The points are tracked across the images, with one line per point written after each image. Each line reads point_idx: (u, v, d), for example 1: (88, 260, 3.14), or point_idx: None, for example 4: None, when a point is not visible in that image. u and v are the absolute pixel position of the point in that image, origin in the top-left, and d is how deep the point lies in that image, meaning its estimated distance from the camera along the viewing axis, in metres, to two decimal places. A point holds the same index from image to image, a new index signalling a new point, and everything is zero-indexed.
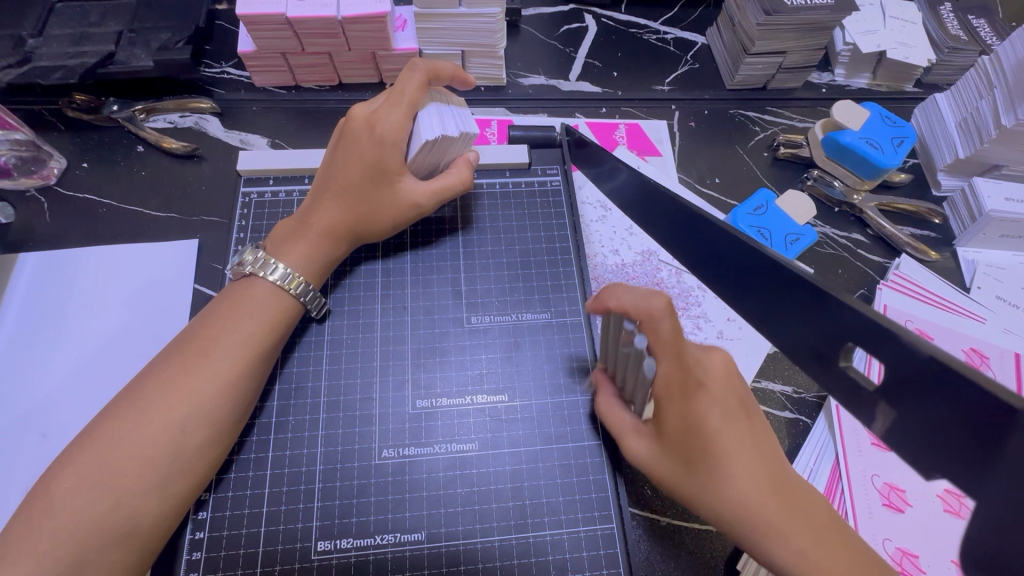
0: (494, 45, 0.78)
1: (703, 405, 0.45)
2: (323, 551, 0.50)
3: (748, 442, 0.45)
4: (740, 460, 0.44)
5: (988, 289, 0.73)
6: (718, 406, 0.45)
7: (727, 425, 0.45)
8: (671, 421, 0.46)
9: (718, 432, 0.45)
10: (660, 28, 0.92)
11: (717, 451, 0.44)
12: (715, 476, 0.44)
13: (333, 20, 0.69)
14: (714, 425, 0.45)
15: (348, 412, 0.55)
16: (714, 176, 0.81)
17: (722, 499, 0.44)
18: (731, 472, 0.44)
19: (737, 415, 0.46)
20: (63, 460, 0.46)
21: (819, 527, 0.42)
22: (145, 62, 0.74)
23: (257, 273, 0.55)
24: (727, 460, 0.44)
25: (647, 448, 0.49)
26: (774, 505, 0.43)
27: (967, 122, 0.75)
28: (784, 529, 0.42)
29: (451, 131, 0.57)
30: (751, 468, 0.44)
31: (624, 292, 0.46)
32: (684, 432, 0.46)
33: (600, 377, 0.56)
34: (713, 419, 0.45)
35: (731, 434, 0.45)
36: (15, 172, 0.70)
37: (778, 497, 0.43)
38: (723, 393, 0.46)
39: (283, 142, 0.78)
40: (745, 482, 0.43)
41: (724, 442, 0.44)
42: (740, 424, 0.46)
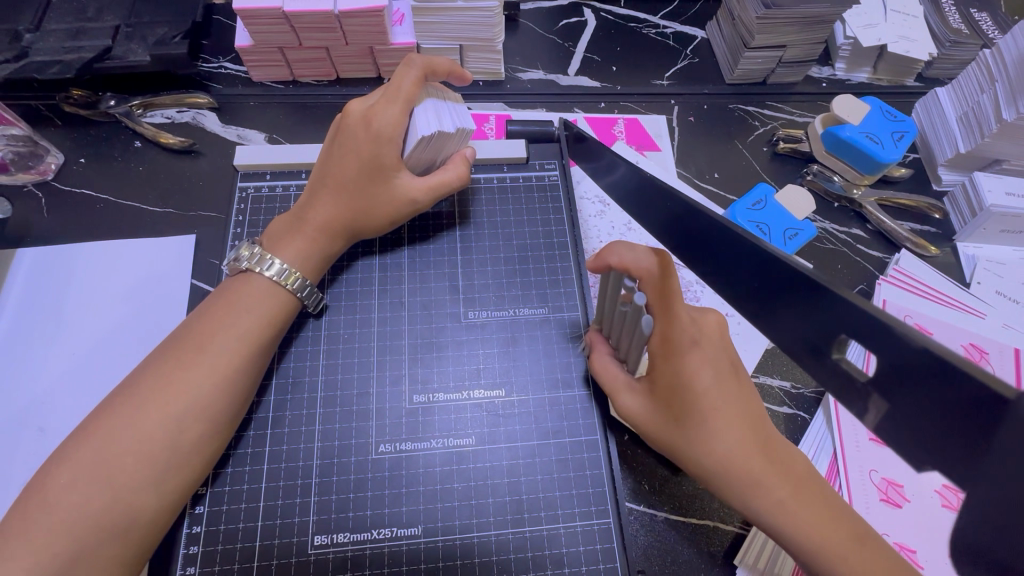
0: (493, 40, 0.77)
1: (695, 361, 0.45)
2: (320, 545, 0.50)
3: (740, 400, 0.45)
4: (730, 417, 0.44)
5: (989, 284, 0.73)
6: (712, 364, 0.46)
7: (718, 384, 0.45)
8: (663, 376, 0.47)
9: (710, 390, 0.45)
10: (659, 22, 0.92)
11: (706, 405, 0.45)
12: (703, 429, 0.44)
13: (330, 14, 0.69)
14: (706, 382, 0.45)
15: (345, 407, 0.55)
16: (713, 171, 0.81)
17: (710, 453, 0.44)
18: (721, 428, 0.44)
19: (730, 376, 0.46)
20: (61, 455, 0.46)
21: (800, 484, 0.43)
22: (142, 57, 0.74)
23: (253, 268, 0.55)
24: (716, 415, 0.44)
25: (639, 404, 0.50)
26: (759, 460, 0.43)
27: (967, 117, 0.75)
28: (766, 482, 0.42)
29: (447, 128, 0.57)
30: (740, 428, 0.44)
31: (626, 253, 0.48)
32: (674, 387, 0.46)
33: (594, 337, 0.57)
34: (705, 374, 0.45)
35: (723, 393, 0.45)
36: (12, 167, 0.70)
37: (767, 457, 0.43)
38: (718, 352, 0.46)
39: (281, 137, 0.77)
40: (733, 438, 0.44)
41: (713, 398, 0.45)
42: (734, 384, 0.46)
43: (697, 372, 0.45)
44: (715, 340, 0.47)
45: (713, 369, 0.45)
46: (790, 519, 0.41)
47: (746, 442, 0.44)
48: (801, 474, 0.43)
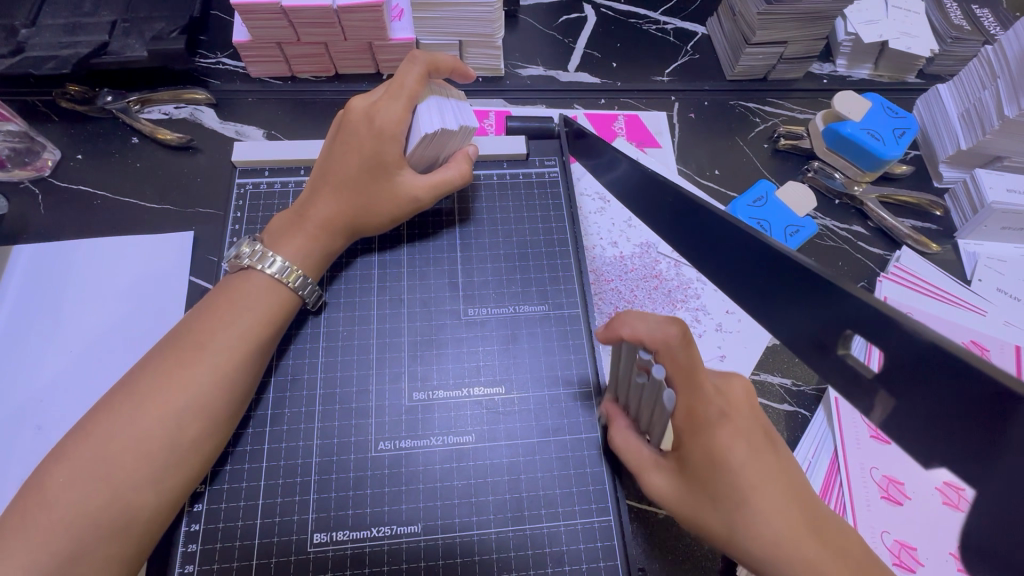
0: (492, 35, 0.77)
1: (725, 436, 0.43)
2: (320, 543, 0.49)
3: (778, 477, 0.42)
4: (772, 496, 0.41)
5: (989, 281, 0.73)
6: (742, 438, 0.43)
7: (753, 459, 0.43)
8: (693, 454, 0.44)
9: (745, 466, 0.42)
10: (659, 18, 0.91)
11: (746, 486, 0.42)
12: (745, 512, 0.41)
13: (329, 9, 0.68)
14: (739, 459, 0.42)
15: (344, 404, 0.55)
16: (714, 168, 0.80)
17: (757, 540, 0.41)
18: (763, 508, 0.41)
19: (763, 449, 0.44)
20: (59, 453, 0.46)
21: (865, 569, 0.39)
22: (139, 52, 0.73)
23: (254, 266, 0.55)
24: (756, 495, 0.41)
25: (669, 482, 0.47)
26: (811, 543, 0.40)
27: (969, 114, 0.75)
28: (827, 570, 0.38)
29: (451, 125, 0.56)
30: (784, 508, 0.41)
31: (640, 322, 0.47)
32: (707, 466, 0.43)
33: (611, 408, 0.54)
34: (737, 450, 0.43)
35: (759, 468, 0.42)
36: (9, 163, 0.70)
37: (819, 540, 0.40)
38: (747, 426, 0.44)
39: (279, 134, 0.77)
40: (778, 522, 0.40)
41: (750, 477, 0.42)
42: (769, 458, 0.43)
43: (730, 447, 0.43)
44: (741, 412, 0.45)
45: (745, 444, 0.43)
46: None
47: (794, 523, 0.40)
48: (866, 560, 0.39)
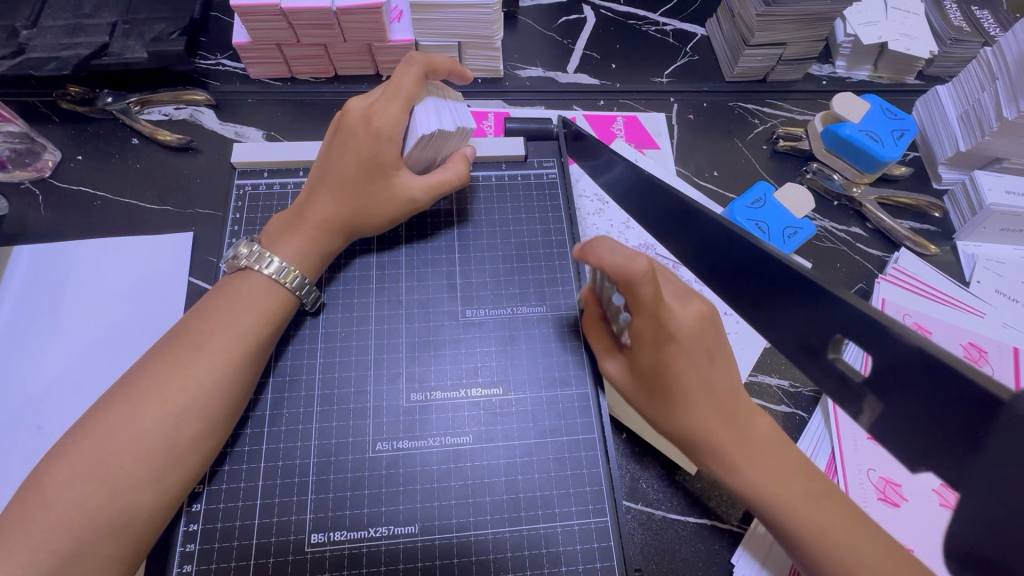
0: (491, 37, 0.77)
1: (670, 352, 0.48)
2: (317, 543, 0.50)
3: (714, 378, 0.49)
4: (704, 396, 0.49)
5: (988, 283, 0.73)
6: (690, 350, 0.48)
7: (691, 370, 0.48)
8: (642, 359, 0.51)
9: (682, 376, 0.48)
10: (659, 19, 0.91)
11: (681, 388, 0.49)
12: (672, 410, 0.50)
13: (328, 11, 0.68)
14: (682, 366, 0.48)
15: (342, 405, 0.55)
16: (712, 169, 0.81)
17: (682, 425, 0.50)
18: (688, 409, 0.49)
19: (708, 358, 0.49)
20: (57, 452, 0.46)
21: (761, 451, 0.48)
22: (139, 54, 0.74)
23: (251, 266, 0.55)
24: (685, 398, 0.49)
25: (623, 372, 0.54)
26: (723, 433, 0.48)
27: (968, 116, 0.75)
28: (729, 453, 0.48)
29: (448, 126, 0.56)
30: (711, 405, 0.48)
31: (607, 247, 0.44)
32: (653, 372, 0.50)
33: (589, 298, 0.58)
34: (683, 360, 0.48)
35: (695, 378, 0.48)
36: (9, 164, 0.70)
37: (736, 428, 0.48)
38: (699, 338, 0.48)
39: (279, 135, 0.77)
40: (703, 415, 0.49)
41: (684, 385, 0.48)
42: (711, 363, 0.49)
43: (671, 360, 0.48)
44: (698, 322, 0.48)
45: (691, 357, 0.48)
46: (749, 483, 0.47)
47: (715, 417, 0.48)
48: (767, 441, 0.49)
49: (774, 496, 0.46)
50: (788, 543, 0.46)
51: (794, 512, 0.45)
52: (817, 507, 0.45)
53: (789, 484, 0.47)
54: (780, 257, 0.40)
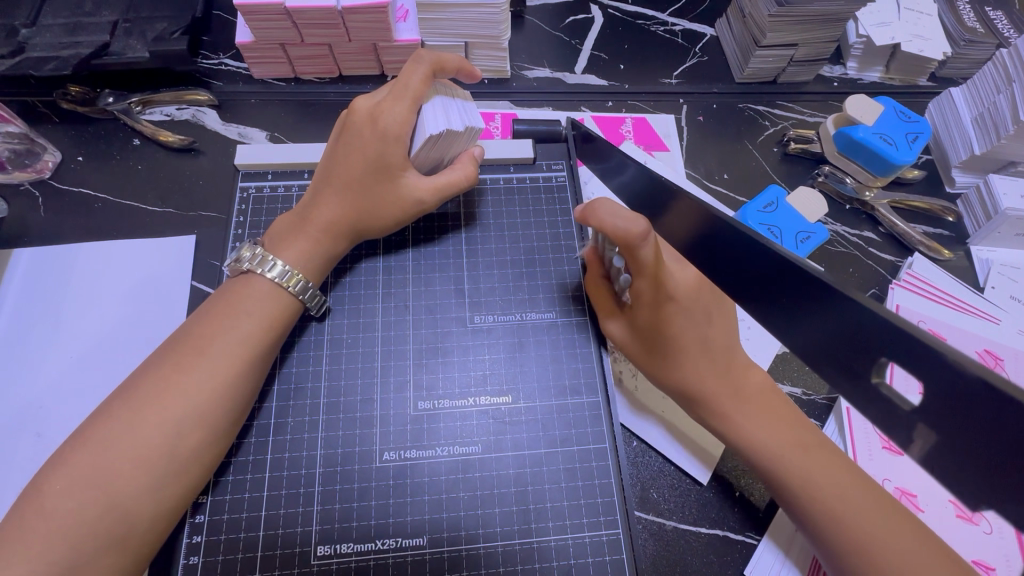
0: (499, 37, 0.76)
1: (669, 311, 0.56)
2: (324, 555, 0.49)
3: (709, 336, 0.57)
4: (700, 352, 0.56)
5: (1003, 289, 0.71)
6: (688, 310, 0.56)
7: (686, 328, 0.56)
8: (645, 320, 0.57)
9: (678, 333, 0.56)
10: (668, 19, 0.90)
11: (681, 345, 0.56)
12: (671, 365, 0.56)
13: (333, 10, 0.67)
14: (681, 324, 0.56)
15: (349, 413, 0.54)
16: (722, 172, 0.79)
17: (681, 380, 0.56)
18: (685, 363, 0.56)
19: (702, 318, 0.57)
20: (57, 462, 0.45)
21: (751, 400, 0.55)
22: (141, 53, 0.72)
23: (255, 271, 0.54)
24: (682, 353, 0.56)
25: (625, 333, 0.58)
26: (717, 385, 0.55)
27: (983, 118, 0.73)
28: (723, 402, 0.55)
29: (457, 126, 0.55)
30: (706, 360, 0.56)
31: (613, 212, 0.53)
32: (655, 331, 0.57)
33: (590, 256, 0.61)
34: (682, 318, 0.56)
35: (689, 335, 0.56)
36: (8, 165, 0.69)
37: (728, 382, 0.55)
38: (694, 300, 0.57)
39: (283, 136, 0.76)
40: (700, 369, 0.56)
41: (680, 341, 0.56)
42: (706, 323, 0.57)
43: (669, 318, 0.56)
44: (693, 286, 0.57)
45: (688, 317, 0.56)
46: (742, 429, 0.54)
47: (710, 371, 0.56)
48: (756, 394, 0.56)
49: (766, 439, 0.53)
50: (776, 486, 0.52)
51: (779, 455, 0.52)
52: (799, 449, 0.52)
53: (774, 429, 0.53)
54: (802, 266, 0.39)
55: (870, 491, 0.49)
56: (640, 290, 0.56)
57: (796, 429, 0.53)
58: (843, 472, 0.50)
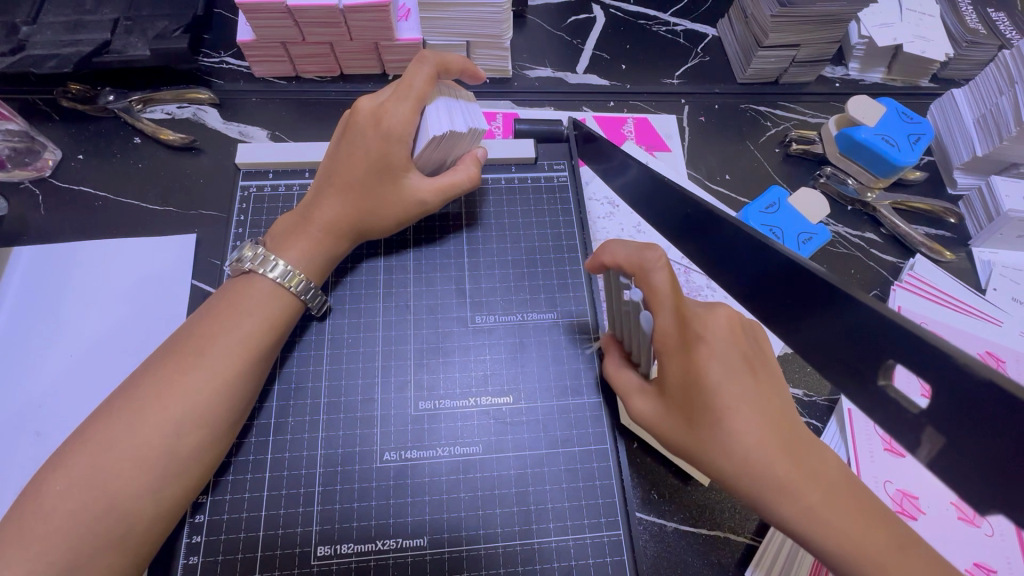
0: (500, 36, 0.76)
1: (706, 360, 0.43)
2: (324, 556, 0.48)
3: (761, 395, 0.43)
4: (753, 418, 0.42)
5: (1004, 290, 0.71)
6: (727, 360, 0.43)
7: (731, 383, 0.42)
8: (674, 373, 0.45)
9: (724, 390, 0.42)
10: (669, 19, 0.90)
11: (726, 407, 0.42)
12: (720, 435, 0.42)
13: (335, 9, 0.67)
14: (723, 379, 0.42)
15: (349, 413, 0.54)
16: (724, 172, 0.79)
17: (731, 458, 0.41)
18: (737, 430, 0.41)
19: (748, 369, 0.43)
20: (56, 461, 0.45)
21: (829, 485, 0.40)
22: (142, 51, 0.72)
23: (257, 270, 0.54)
24: (731, 418, 0.42)
25: (650, 406, 0.48)
26: (783, 463, 0.41)
27: (985, 119, 0.73)
28: (794, 487, 0.40)
29: (462, 128, 0.55)
30: (763, 428, 0.41)
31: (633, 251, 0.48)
32: (691, 388, 0.44)
33: (608, 341, 0.56)
34: (722, 371, 0.43)
35: (738, 391, 0.42)
36: (9, 163, 0.68)
37: (796, 460, 0.41)
38: (734, 346, 0.44)
39: (284, 135, 0.76)
40: (757, 443, 0.41)
41: (727, 401, 0.42)
42: (753, 377, 0.43)
43: (708, 370, 0.43)
44: (730, 328, 0.45)
45: (730, 366, 0.43)
46: (823, 526, 0.39)
47: (771, 444, 0.41)
48: (832, 475, 0.41)
49: (850, 539, 0.38)
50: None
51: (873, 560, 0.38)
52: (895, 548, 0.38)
53: (858, 522, 0.39)
54: (805, 267, 0.39)
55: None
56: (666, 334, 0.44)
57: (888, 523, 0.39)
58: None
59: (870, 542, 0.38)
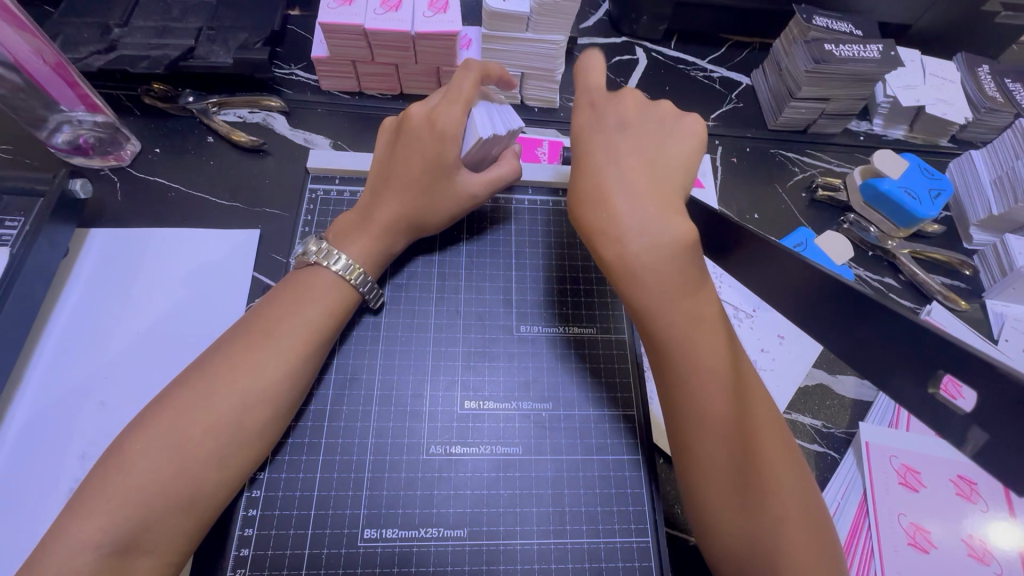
0: (553, 70, 0.81)
1: (587, 116, 0.60)
2: (370, 538, 0.51)
3: (649, 159, 0.57)
4: (626, 146, 0.57)
5: (1015, 342, 0.75)
6: (604, 121, 0.59)
7: (622, 149, 0.57)
8: (574, 126, 0.60)
9: (589, 140, 0.58)
10: (706, 66, 0.96)
11: (650, 226, 0.53)
12: (589, 171, 0.57)
13: (407, 35, 0.73)
14: (606, 118, 0.59)
15: (399, 406, 0.57)
16: (753, 212, 0.84)
17: (611, 225, 0.54)
18: (612, 177, 0.55)
19: (650, 151, 0.57)
20: (136, 423, 0.48)
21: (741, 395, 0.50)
22: (224, 59, 0.78)
23: (320, 262, 0.58)
24: (590, 161, 0.57)
25: (579, 121, 0.60)
26: (676, 304, 0.52)
27: (1002, 180, 0.78)
28: (690, 331, 0.52)
29: (513, 125, 0.61)
30: (689, 279, 0.53)
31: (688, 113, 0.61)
32: (580, 108, 0.61)
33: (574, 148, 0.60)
34: (614, 107, 0.59)
35: (632, 158, 0.57)
36: (93, 152, 0.74)
37: (709, 326, 0.52)
38: (648, 152, 0.57)
39: (345, 145, 0.81)
40: (631, 186, 0.55)
41: (591, 146, 0.58)
42: (665, 141, 0.58)
43: (582, 118, 0.60)
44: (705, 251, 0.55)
45: (598, 121, 0.59)
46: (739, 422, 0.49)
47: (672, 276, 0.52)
48: (729, 363, 0.51)
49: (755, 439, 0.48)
50: (687, 432, 0.50)
51: (710, 406, 0.49)
52: (746, 416, 0.49)
53: (760, 438, 0.49)
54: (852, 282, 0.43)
55: (808, 528, 0.46)
56: (590, 73, 0.60)
57: (781, 452, 0.49)
58: (791, 462, 0.49)
59: (720, 401, 0.49)
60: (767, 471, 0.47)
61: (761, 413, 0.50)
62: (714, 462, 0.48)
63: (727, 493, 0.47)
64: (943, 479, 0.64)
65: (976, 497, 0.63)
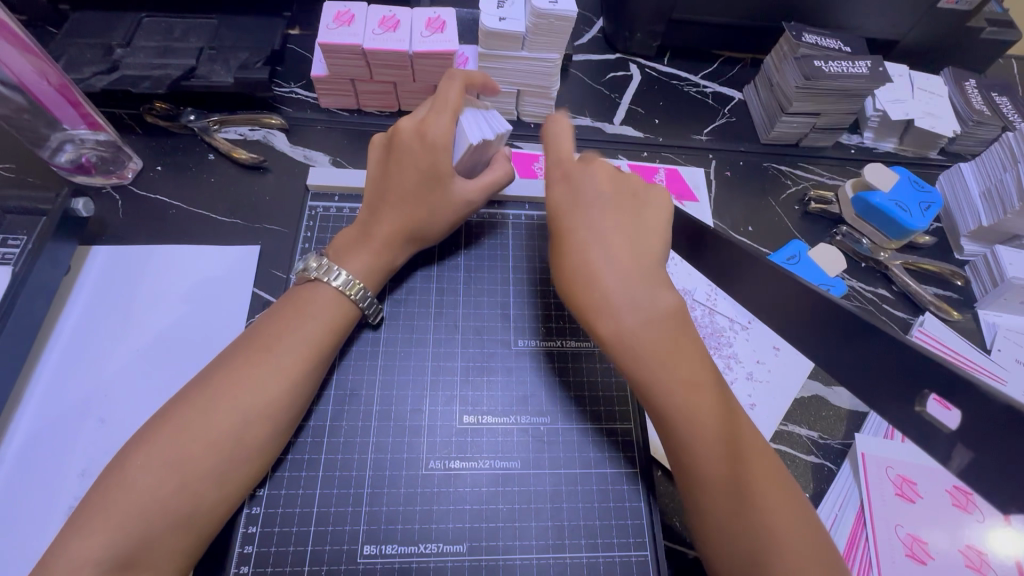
0: (549, 87, 0.83)
1: (564, 192, 0.60)
2: (369, 554, 0.51)
3: (628, 219, 0.59)
4: (607, 224, 0.58)
5: (1009, 352, 0.76)
6: (581, 198, 0.60)
7: (602, 227, 0.58)
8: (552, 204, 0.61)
9: (567, 217, 0.59)
10: (699, 81, 0.98)
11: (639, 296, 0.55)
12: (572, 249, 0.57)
13: (405, 54, 0.74)
14: (585, 195, 0.60)
15: (398, 422, 0.58)
16: (747, 224, 0.85)
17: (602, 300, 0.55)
18: (595, 253, 0.56)
19: (628, 226, 0.58)
20: (137, 441, 0.49)
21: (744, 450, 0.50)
22: (225, 78, 0.80)
23: (320, 279, 0.58)
24: (571, 242, 0.58)
25: (554, 198, 0.61)
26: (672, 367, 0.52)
27: (990, 192, 0.80)
28: (689, 391, 0.51)
29: (500, 130, 0.62)
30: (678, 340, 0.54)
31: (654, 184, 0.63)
32: (555, 183, 0.61)
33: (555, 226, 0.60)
34: (589, 184, 0.60)
35: (613, 232, 0.58)
36: (95, 170, 0.75)
37: (703, 381, 0.52)
38: (628, 229, 0.58)
39: (344, 161, 0.82)
40: (617, 264, 0.56)
41: (573, 224, 0.59)
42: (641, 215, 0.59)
43: (557, 194, 0.61)
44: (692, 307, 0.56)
45: (573, 194, 0.60)
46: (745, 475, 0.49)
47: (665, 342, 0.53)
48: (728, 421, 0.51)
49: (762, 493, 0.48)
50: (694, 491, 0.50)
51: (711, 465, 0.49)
52: (748, 470, 0.49)
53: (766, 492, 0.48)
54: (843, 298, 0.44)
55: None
56: (559, 150, 0.63)
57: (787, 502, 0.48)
58: (800, 512, 0.48)
59: (719, 461, 0.49)
60: (783, 531, 0.46)
61: (765, 468, 0.49)
62: (721, 520, 0.48)
63: (736, 553, 0.47)
64: (938, 489, 0.64)
65: (971, 507, 0.63)
